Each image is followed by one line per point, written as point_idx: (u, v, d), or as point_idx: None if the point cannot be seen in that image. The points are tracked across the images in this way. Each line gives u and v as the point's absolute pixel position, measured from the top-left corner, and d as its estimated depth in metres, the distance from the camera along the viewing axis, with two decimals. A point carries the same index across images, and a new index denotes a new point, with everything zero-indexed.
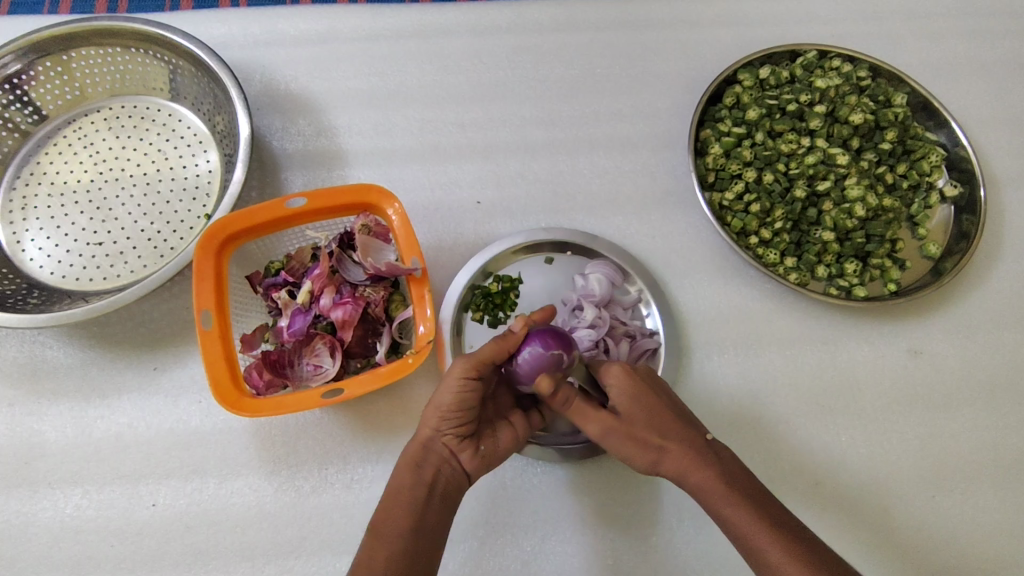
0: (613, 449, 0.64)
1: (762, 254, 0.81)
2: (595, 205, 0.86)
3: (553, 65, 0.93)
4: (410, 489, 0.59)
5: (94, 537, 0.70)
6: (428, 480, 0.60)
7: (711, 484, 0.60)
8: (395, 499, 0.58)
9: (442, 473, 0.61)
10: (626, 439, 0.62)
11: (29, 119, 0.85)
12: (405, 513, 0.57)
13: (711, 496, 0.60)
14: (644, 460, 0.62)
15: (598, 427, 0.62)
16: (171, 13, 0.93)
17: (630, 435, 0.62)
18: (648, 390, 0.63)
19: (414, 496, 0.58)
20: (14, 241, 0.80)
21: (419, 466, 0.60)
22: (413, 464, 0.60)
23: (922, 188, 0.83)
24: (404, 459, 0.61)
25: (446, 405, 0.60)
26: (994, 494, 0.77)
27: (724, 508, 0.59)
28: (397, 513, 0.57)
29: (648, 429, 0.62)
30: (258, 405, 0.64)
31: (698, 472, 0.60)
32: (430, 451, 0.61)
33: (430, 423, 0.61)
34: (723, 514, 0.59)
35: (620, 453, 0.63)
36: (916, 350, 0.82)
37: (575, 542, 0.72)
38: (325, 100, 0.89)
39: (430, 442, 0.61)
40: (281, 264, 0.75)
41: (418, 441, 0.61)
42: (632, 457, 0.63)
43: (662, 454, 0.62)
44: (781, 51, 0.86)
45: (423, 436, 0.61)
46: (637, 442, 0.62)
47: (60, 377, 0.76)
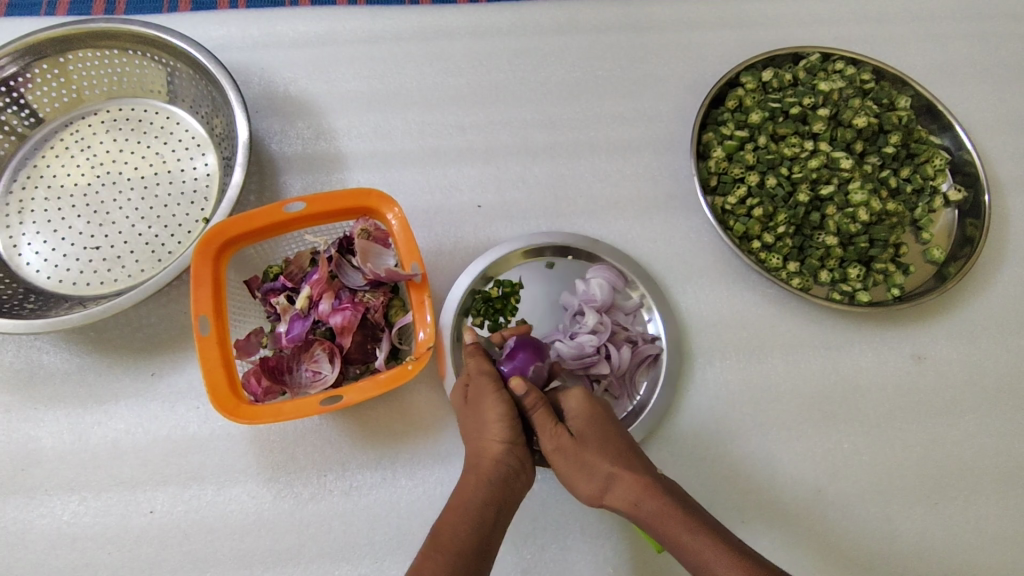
0: (566, 475, 0.60)
1: (764, 259, 0.81)
2: (596, 208, 0.86)
3: (553, 68, 0.92)
4: (481, 501, 0.56)
5: (90, 545, 0.70)
6: (498, 495, 0.57)
7: (662, 512, 0.54)
8: (465, 511, 0.56)
9: (509, 487, 0.58)
10: (579, 463, 0.59)
11: (26, 122, 0.84)
12: (477, 525, 0.55)
13: (661, 524, 0.54)
14: (596, 488, 0.58)
15: (552, 446, 0.60)
16: (170, 15, 0.93)
17: (582, 459, 0.59)
18: (603, 415, 0.62)
19: (485, 509, 0.56)
20: (11, 245, 0.80)
21: (490, 479, 0.58)
22: (483, 478, 0.58)
23: (927, 192, 0.83)
24: (472, 474, 0.59)
25: (507, 417, 0.60)
26: (997, 502, 0.76)
27: (677, 536, 0.54)
28: (467, 527, 0.54)
29: (601, 454, 0.58)
30: (255, 412, 0.63)
31: (648, 498, 0.56)
32: (496, 464, 0.59)
33: (500, 437, 0.60)
34: (676, 543, 0.54)
35: (573, 481, 0.60)
36: (919, 355, 0.82)
37: (576, 550, 0.71)
38: (324, 102, 0.89)
39: (496, 455, 0.59)
40: (280, 268, 0.73)
41: (483, 453, 0.60)
42: (585, 485, 0.59)
43: (614, 481, 0.57)
44: (784, 53, 0.85)
45: (487, 448, 0.60)
46: (590, 468, 0.58)
47: (57, 382, 0.76)
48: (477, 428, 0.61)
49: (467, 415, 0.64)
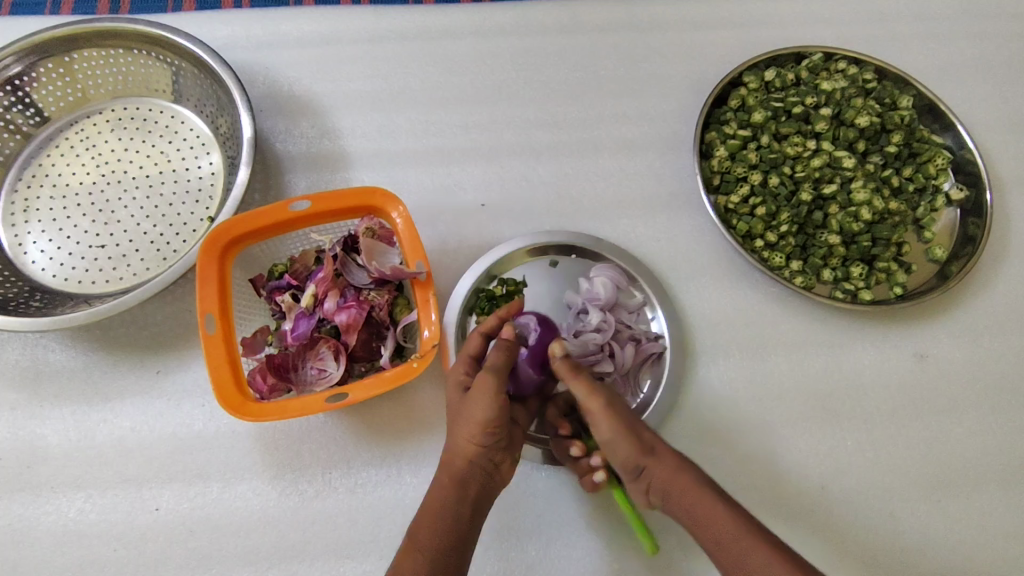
0: (609, 432, 0.61)
1: (767, 257, 0.81)
2: (600, 207, 0.86)
3: (557, 67, 0.93)
4: (455, 503, 0.58)
5: (97, 542, 0.70)
6: (472, 495, 0.59)
7: (700, 486, 0.58)
8: (441, 512, 0.58)
9: (483, 485, 0.60)
10: (628, 424, 0.61)
11: (31, 121, 0.84)
12: (450, 526, 0.57)
13: (697, 496, 0.57)
14: (642, 447, 0.60)
15: (605, 401, 0.62)
16: (174, 14, 0.93)
17: (631, 423, 0.61)
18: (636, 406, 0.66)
19: (460, 508, 0.58)
20: (16, 244, 0.80)
21: (463, 481, 0.59)
22: (457, 480, 0.59)
23: (929, 191, 0.83)
24: (445, 471, 0.60)
25: (491, 423, 0.58)
26: (1000, 499, 0.76)
27: (713, 509, 0.56)
28: (443, 529, 0.57)
29: (646, 427, 0.62)
30: (261, 410, 0.64)
31: (688, 470, 0.59)
32: (472, 466, 0.60)
33: (474, 440, 0.59)
34: (713, 513, 0.56)
35: (616, 439, 0.61)
36: (921, 354, 0.82)
37: (580, 547, 0.71)
38: (328, 102, 0.89)
39: (472, 457, 0.60)
40: (285, 266, 0.74)
41: (459, 456, 0.60)
42: (630, 446, 0.60)
43: (658, 450, 0.60)
44: (786, 53, 0.86)
45: (463, 451, 0.60)
46: (638, 430, 0.61)
47: (63, 379, 0.76)
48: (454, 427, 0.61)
49: (456, 407, 0.62)
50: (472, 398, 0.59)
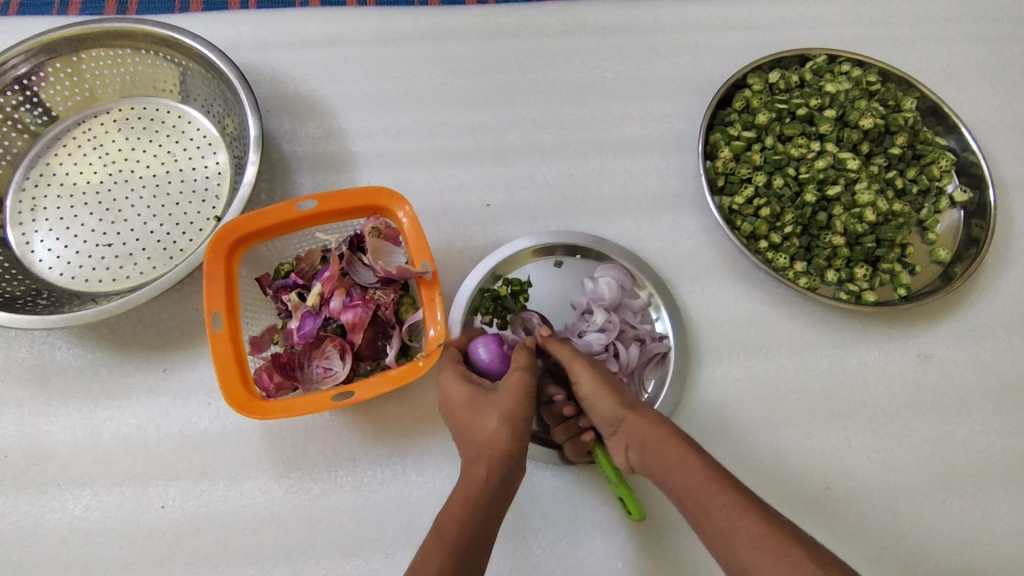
0: (588, 390, 0.65)
1: (772, 258, 0.81)
2: (604, 208, 0.86)
3: (561, 69, 0.93)
4: (489, 497, 0.56)
5: (102, 539, 0.70)
6: (503, 491, 0.57)
7: (673, 438, 0.58)
8: (475, 504, 0.55)
9: (512, 482, 0.59)
10: (606, 383, 0.64)
11: (38, 120, 0.85)
12: (480, 518, 0.54)
13: (668, 445, 0.58)
14: (618, 401, 0.62)
15: (585, 364, 0.66)
16: (181, 15, 0.93)
17: (611, 383, 0.64)
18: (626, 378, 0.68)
19: (492, 503, 0.56)
20: (23, 243, 0.80)
21: (500, 475, 0.57)
22: (493, 472, 0.57)
23: (932, 193, 0.84)
24: (482, 464, 0.58)
25: (525, 422, 0.61)
26: (1005, 499, 0.77)
27: (681, 458, 0.56)
28: (470, 523, 0.54)
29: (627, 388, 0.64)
30: (267, 408, 0.64)
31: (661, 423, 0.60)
32: (507, 460, 0.58)
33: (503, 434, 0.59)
34: (681, 461, 0.56)
35: (594, 395, 0.64)
36: (926, 355, 0.82)
37: (585, 545, 0.71)
38: (334, 102, 0.90)
39: (509, 452, 0.59)
40: (291, 266, 0.74)
41: (495, 448, 0.59)
42: (607, 401, 0.63)
43: (635, 406, 0.62)
44: (791, 55, 0.86)
45: (501, 444, 0.59)
46: (619, 390, 0.64)
47: (69, 377, 0.76)
48: (493, 418, 0.60)
49: (477, 401, 0.62)
50: (506, 394, 0.62)
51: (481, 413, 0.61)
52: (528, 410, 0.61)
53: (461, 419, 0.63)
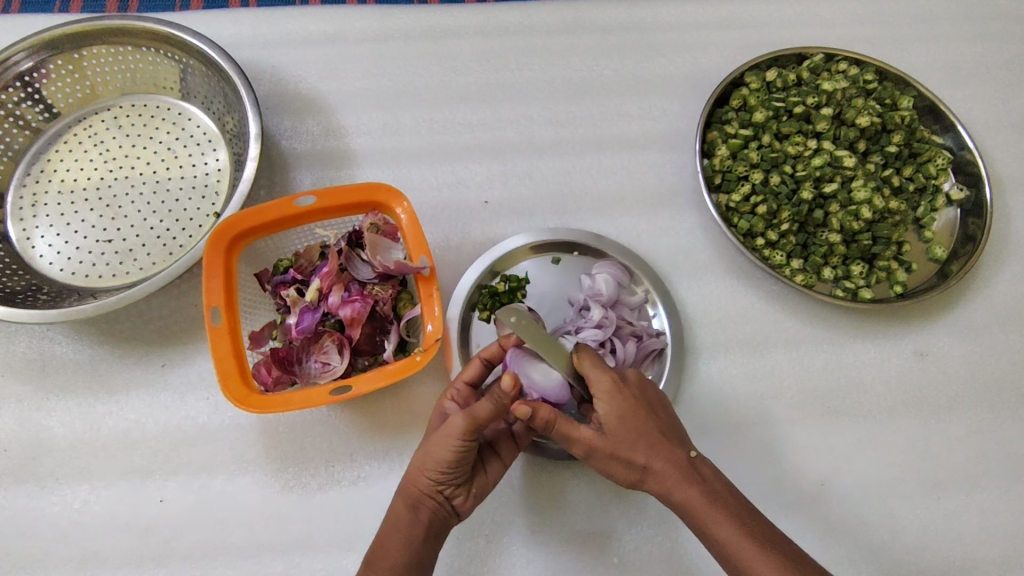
0: (600, 467, 0.62)
1: (768, 255, 0.82)
2: (601, 205, 0.87)
3: (560, 67, 0.94)
4: (404, 528, 0.59)
5: (101, 533, 0.71)
6: (422, 521, 0.60)
7: (692, 504, 0.58)
8: (390, 535, 0.59)
9: (436, 512, 0.61)
10: (613, 458, 0.60)
11: (40, 116, 0.85)
12: (406, 544, 0.59)
13: (693, 513, 0.58)
14: (631, 476, 0.61)
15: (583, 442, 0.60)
16: (182, 13, 0.94)
17: (615, 452, 0.60)
18: (637, 408, 0.60)
19: (410, 533, 0.59)
20: (24, 238, 0.81)
21: (413, 504, 0.60)
22: (407, 503, 0.60)
23: (929, 190, 0.84)
24: (401, 494, 0.61)
25: (449, 459, 0.59)
26: (1000, 496, 0.77)
27: (710, 527, 0.57)
28: (394, 546, 0.58)
29: (634, 447, 0.60)
30: (264, 401, 0.64)
31: (677, 490, 0.59)
32: (421, 492, 0.60)
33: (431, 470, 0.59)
34: (710, 531, 0.57)
35: (608, 471, 0.62)
36: (921, 352, 0.82)
37: (581, 540, 0.72)
38: (333, 100, 0.90)
39: (425, 487, 0.60)
40: (290, 262, 0.74)
41: (414, 483, 0.61)
42: (621, 475, 0.61)
43: (647, 474, 0.60)
44: (788, 54, 0.87)
45: (416, 478, 0.60)
46: (626, 457, 0.60)
47: (69, 372, 0.76)
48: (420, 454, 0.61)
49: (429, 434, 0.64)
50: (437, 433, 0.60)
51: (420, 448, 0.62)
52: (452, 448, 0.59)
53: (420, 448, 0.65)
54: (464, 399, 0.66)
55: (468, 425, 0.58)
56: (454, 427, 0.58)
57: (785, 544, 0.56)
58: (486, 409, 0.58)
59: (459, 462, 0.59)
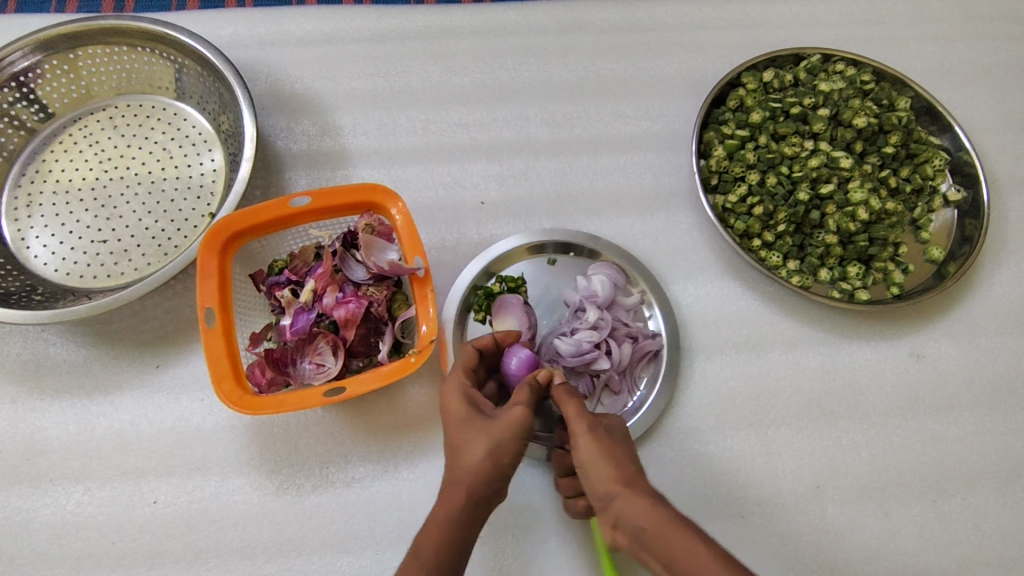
0: (588, 456, 0.56)
1: (765, 257, 0.81)
2: (598, 206, 0.86)
3: (556, 67, 0.93)
4: (466, 522, 0.57)
5: (95, 534, 0.71)
6: (480, 514, 0.57)
7: (672, 524, 0.51)
8: (447, 529, 0.56)
9: (491, 504, 0.59)
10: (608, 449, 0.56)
11: (35, 117, 0.85)
12: (463, 540, 0.56)
13: (672, 529, 0.51)
14: (617, 473, 0.55)
15: (586, 427, 0.58)
16: (177, 13, 0.94)
17: (609, 445, 0.57)
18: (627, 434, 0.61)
19: (468, 528, 0.57)
20: (19, 238, 0.80)
21: (478, 501, 0.57)
22: (472, 500, 0.57)
23: (926, 192, 0.83)
24: (459, 489, 0.57)
25: (515, 453, 0.58)
26: (996, 498, 0.77)
27: (685, 551, 0.50)
28: (450, 544, 0.56)
29: (625, 453, 0.57)
30: (258, 403, 0.64)
31: (659, 505, 0.52)
32: (488, 487, 0.57)
33: (494, 466, 0.57)
34: (690, 547, 0.50)
35: (591, 463, 0.56)
36: (918, 354, 0.82)
37: (576, 543, 0.72)
38: (329, 100, 0.90)
39: (491, 482, 0.57)
40: (285, 262, 0.74)
41: (480, 479, 0.57)
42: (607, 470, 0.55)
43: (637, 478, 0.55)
44: (785, 54, 0.86)
45: (484, 475, 0.57)
46: (616, 454, 0.56)
47: (63, 373, 0.76)
48: (481, 449, 0.57)
49: (471, 425, 0.59)
50: (505, 427, 0.58)
51: (471, 440, 0.58)
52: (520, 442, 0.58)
53: (454, 437, 0.60)
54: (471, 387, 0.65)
55: (533, 419, 0.59)
56: (522, 421, 0.58)
57: None
58: (526, 396, 0.61)
59: (520, 454, 0.58)
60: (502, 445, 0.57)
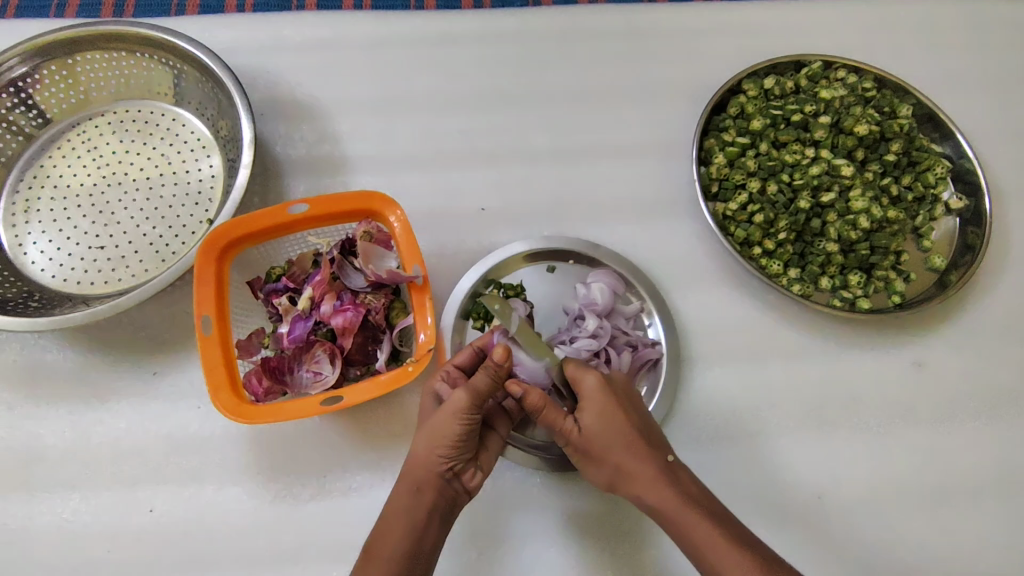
0: (575, 460, 0.63)
1: (765, 265, 0.80)
2: (597, 213, 0.86)
3: (557, 74, 0.93)
4: (412, 512, 0.58)
5: (90, 542, 0.70)
6: (429, 502, 0.59)
7: (668, 512, 0.59)
8: (395, 520, 0.58)
9: (445, 494, 0.60)
10: (589, 453, 0.61)
11: (33, 122, 0.85)
12: (415, 530, 0.57)
13: (669, 514, 0.58)
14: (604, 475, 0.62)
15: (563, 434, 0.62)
16: (177, 18, 0.93)
17: (593, 451, 0.61)
18: (615, 408, 0.61)
19: (415, 516, 0.58)
20: (16, 244, 0.80)
21: (419, 490, 0.59)
22: (414, 486, 0.59)
23: (928, 200, 0.82)
24: (405, 478, 0.60)
25: (452, 437, 0.58)
26: (999, 510, 0.76)
27: (682, 529, 0.58)
28: (399, 535, 0.57)
29: (609, 446, 0.60)
30: (255, 412, 0.63)
31: (650, 494, 0.59)
32: (431, 473, 0.59)
33: (433, 449, 0.59)
34: (679, 532, 0.58)
35: (583, 465, 0.63)
36: (919, 364, 0.82)
37: (575, 554, 0.71)
38: (329, 106, 0.90)
39: (433, 467, 0.59)
40: (282, 269, 0.74)
41: (419, 464, 0.59)
42: (595, 471, 0.62)
43: (622, 472, 0.60)
44: (786, 61, 0.86)
45: (425, 458, 0.59)
46: (599, 454, 0.61)
47: (60, 379, 0.76)
48: (420, 434, 0.60)
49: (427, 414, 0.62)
50: (439, 412, 0.59)
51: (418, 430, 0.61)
52: (454, 426, 0.58)
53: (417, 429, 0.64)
54: (454, 378, 0.65)
55: (470, 401, 0.58)
56: (456, 404, 0.58)
57: (770, 561, 0.55)
58: (483, 380, 0.59)
59: (465, 438, 0.59)
60: (436, 432, 0.58)
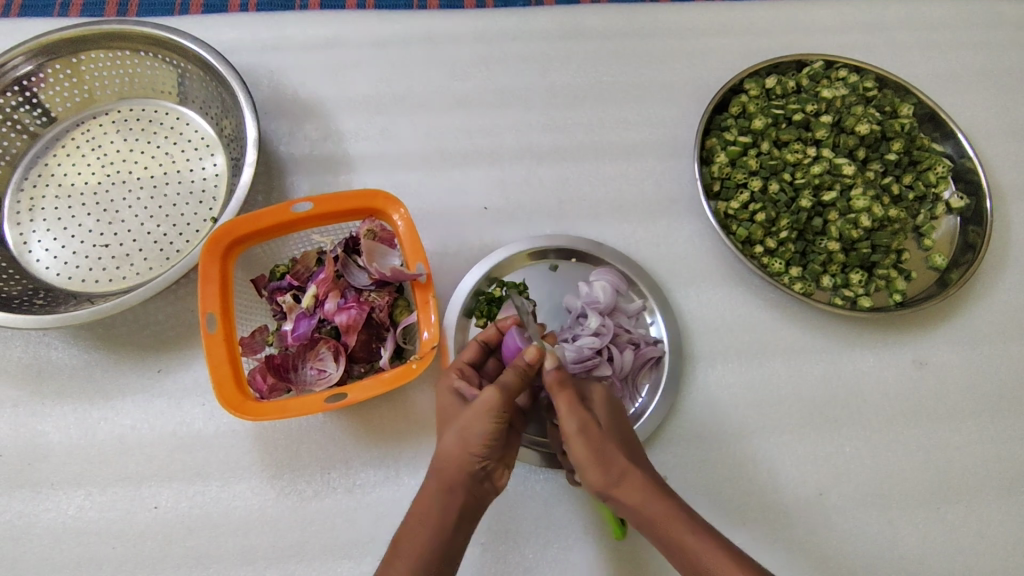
0: (577, 459, 0.58)
1: (767, 263, 0.81)
2: (600, 212, 0.86)
3: (558, 73, 0.93)
4: (444, 510, 0.58)
5: (95, 539, 0.70)
6: (460, 500, 0.59)
7: (671, 520, 0.56)
8: (425, 518, 0.57)
9: (474, 493, 0.60)
10: (597, 450, 0.58)
11: (38, 121, 0.85)
12: (446, 528, 0.57)
13: (671, 522, 0.56)
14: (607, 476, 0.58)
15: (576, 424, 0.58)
16: (180, 17, 0.94)
17: (603, 448, 0.58)
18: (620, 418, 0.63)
19: (448, 514, 0.58)
20: (21, 242, 0.80)
21: (451, 487, 0.59)
22: (446, 484, 0.59)
23: (929, 199, 0.83)
24: (436, 476, 0.60)
25: (486, 436, 0.59)
26: (1000, 507, 0.76)
27: (684, 539, 0.55)
28: (431, 534, 0.57)
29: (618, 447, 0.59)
30: (261, 409, 0.64)
31: (654, 499, 0.57)
32: (463, 471, 0.59)
33: (465, 448, 0.59)
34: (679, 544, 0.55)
35: (583, 465, 0.58)
36: (920, 361, 0.82)
37: (578, 550, 0.71)
38: (332, 105, 0.90)
39: (465, 465, 0.59)
40: (287, 267, 0.74)
41: (452, 461, 0.59)
42: (597, 471, 0.58)
43: (625, 475, 0.58)
44: (788, 61, 0.86)
45: (457, 456, 0.59)
46: (607, 452, 0.58)
47: (65, 377, 0.76)
48: (452, 432, 0.60)
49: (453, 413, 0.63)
50: (471, 410, 0.59)
51: (447, 429, 0.61)
52: (489, 425, 0.58)
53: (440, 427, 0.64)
54: (467, 376, 0.67)
55: (503, 399, 0.59)
56: (488, 402, 0.58)
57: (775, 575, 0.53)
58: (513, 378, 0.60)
59: (497, 437, 0.60)
60: (468, 430, 0.59)
